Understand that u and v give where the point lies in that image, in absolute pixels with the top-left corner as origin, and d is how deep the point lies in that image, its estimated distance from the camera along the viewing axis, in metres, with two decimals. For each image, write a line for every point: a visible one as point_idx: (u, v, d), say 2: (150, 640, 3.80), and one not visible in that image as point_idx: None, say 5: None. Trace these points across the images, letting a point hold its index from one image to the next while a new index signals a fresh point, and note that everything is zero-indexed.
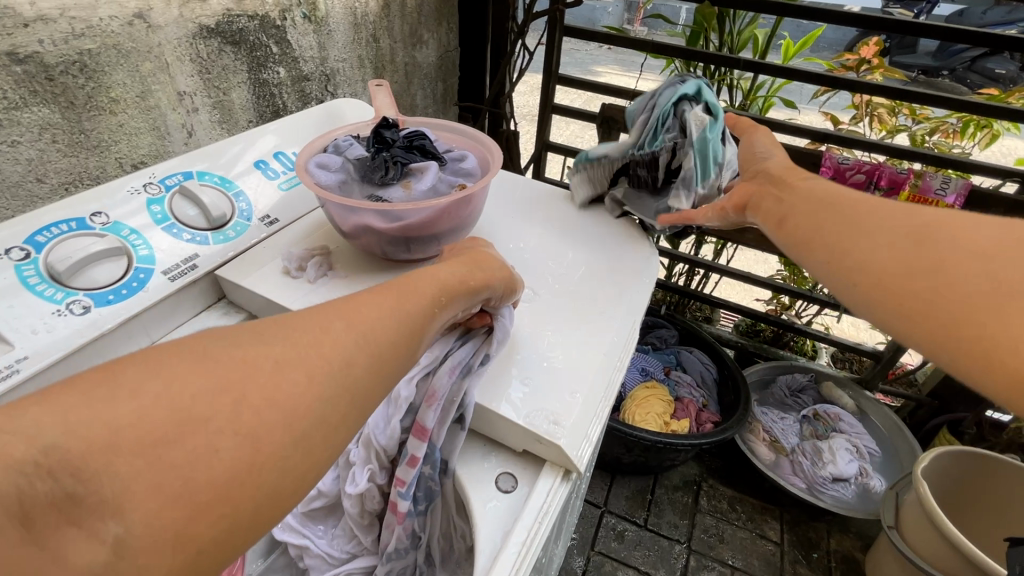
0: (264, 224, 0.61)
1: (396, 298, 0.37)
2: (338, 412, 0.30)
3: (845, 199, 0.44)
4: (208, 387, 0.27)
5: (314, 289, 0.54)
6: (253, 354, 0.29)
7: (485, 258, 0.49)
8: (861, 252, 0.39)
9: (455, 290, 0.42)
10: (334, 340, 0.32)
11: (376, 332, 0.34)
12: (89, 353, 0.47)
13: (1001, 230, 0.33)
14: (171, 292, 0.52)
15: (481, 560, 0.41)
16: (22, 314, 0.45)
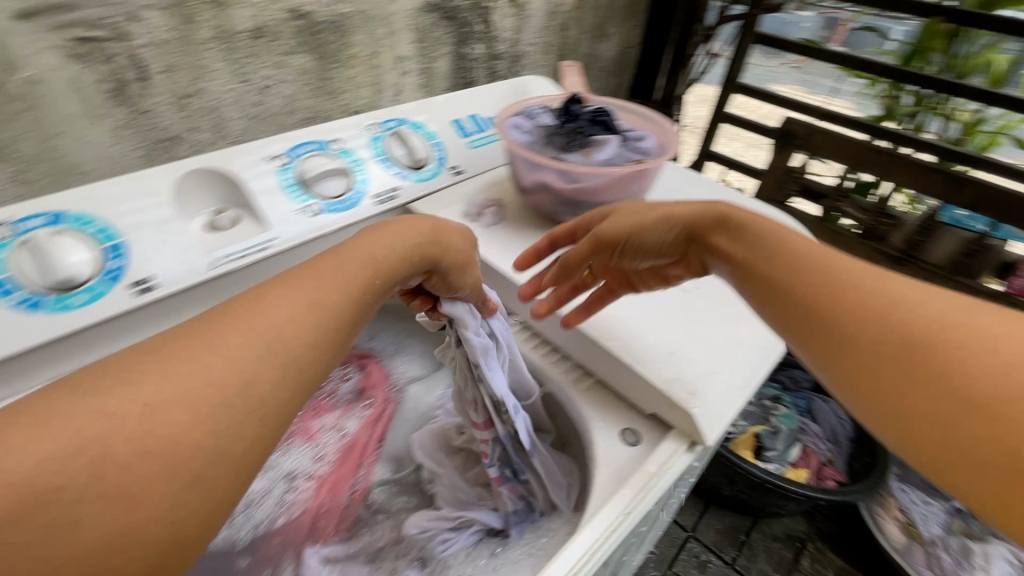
0: (453, 173, 0.69)
1: (310, 293, 0.34)
2: (247, 436, 0.28)
3: (787, 253, 0.39)
4: (64, 446, 0.23)
5: (486, 232, 0.61)
6: (116, 404, 0.25)
7: (446, 236, 0.46)
8: (850, 355, 0.33)
9: (381, 261, 0.39)
10: (214, 361, 0.28)
11: (270, 336, 0.30)
12: (313, 247, 0.59)
13: (977, 358, 0.28)
14: (374, 213, 0.62)
15: (598, 495, 0.44)
16: (277, 206, 0.57)
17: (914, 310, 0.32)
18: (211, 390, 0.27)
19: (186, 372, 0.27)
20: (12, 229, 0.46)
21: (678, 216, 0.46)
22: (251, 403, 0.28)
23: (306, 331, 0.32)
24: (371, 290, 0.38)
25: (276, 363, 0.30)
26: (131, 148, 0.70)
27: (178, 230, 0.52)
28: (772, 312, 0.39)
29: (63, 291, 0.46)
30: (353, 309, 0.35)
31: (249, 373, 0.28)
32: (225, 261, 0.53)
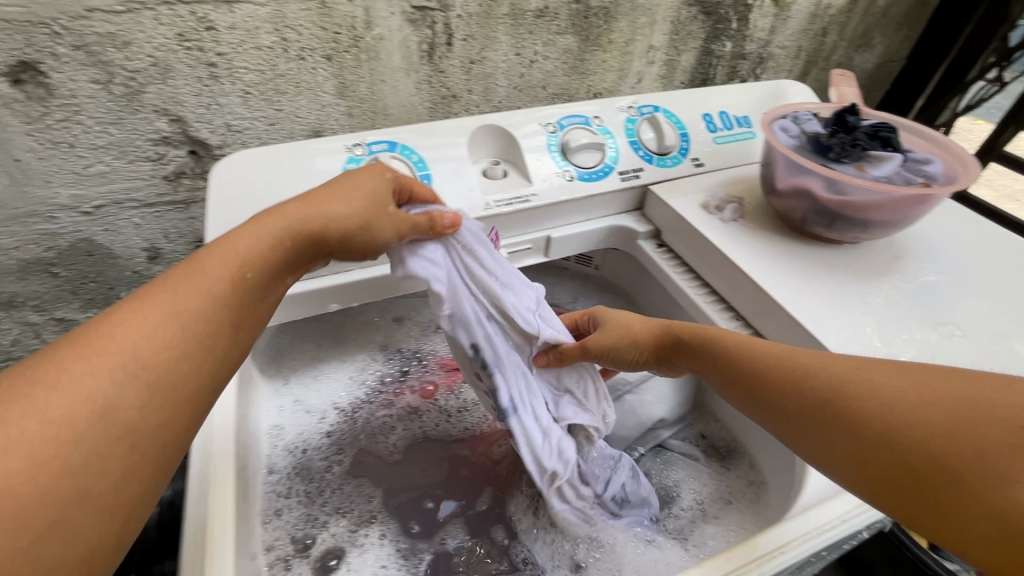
0: (694, 164, 0.71)
1: (175, 313, 0.35)
2: (111, 467, 0.30)
3: (748, 358, 0.47)
4: None
5: (724, 227, 0.62)
6: None
7: (323, 209, 0.44)
8: (805, 420, 0.42)
9: (243, 257, 0.39)
10: (55, 400, 0.29)
11: (107, 359, 0.31)
12: (561, 208, 0.66)
13: (909, 410, 0.37)
14: (617, 189, 0.68)
15: (807, 498, 0.48)
16: (542, 166, 0.66)
17: (841, 375, 0.41)
18: (59, 434, 0.29)
19: (15, 421, 0.28)
20: (365, 150, 0.61)
21: (660, 325, 0.55)
22: (104, 439, 0.30)
23: (169, 355, 0.33)
24: (246, 285, 0.39)
25: (111, 385, 0.31)
26: (423, 100, 0.84)
27: (468, 172, 0.63)
28: (763, 411, 0.45)
29: None
30: (221, 322, 0.37)
31: (106, 401, 0.31)
32: (497, 205, 0.63)
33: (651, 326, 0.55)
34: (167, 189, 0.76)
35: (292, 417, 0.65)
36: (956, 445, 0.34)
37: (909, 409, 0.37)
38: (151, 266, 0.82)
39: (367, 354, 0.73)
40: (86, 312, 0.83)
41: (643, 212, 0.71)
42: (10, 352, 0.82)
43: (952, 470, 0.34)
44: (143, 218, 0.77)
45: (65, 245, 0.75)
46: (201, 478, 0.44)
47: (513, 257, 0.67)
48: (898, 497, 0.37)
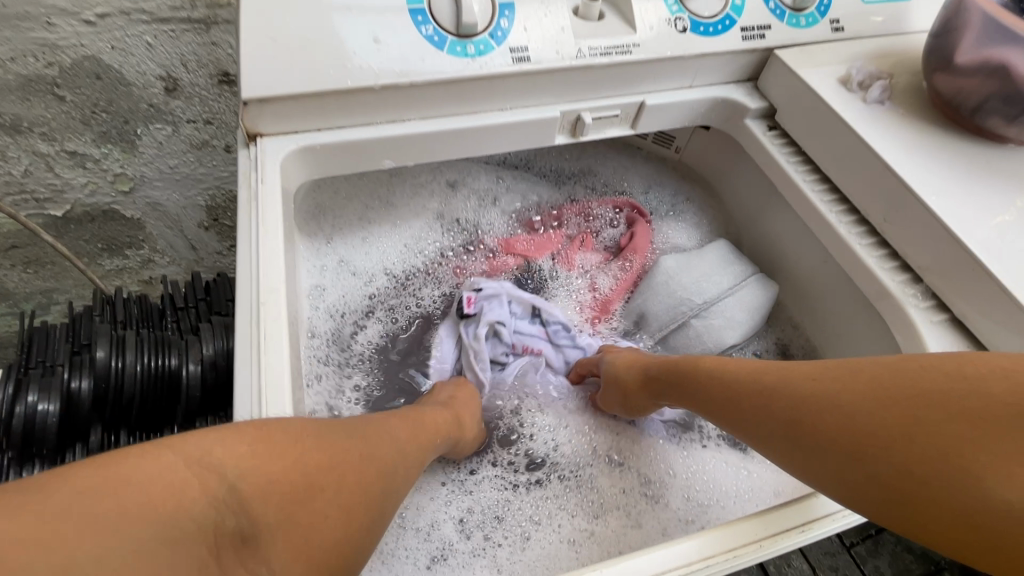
0: (832, 28, 0.57)
1: (403, 421, 0.42)
2: (381, 507, 0.34)
3: (727, 379, 0.43)
4: (311, 462, 0.30)
5: (866, 109, 0.51)
6: (338, 448, 0.33)
7: (462, 415, 0.51)
8: (783, 441, 0.38)
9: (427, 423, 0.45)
10: (378, 444, 0.36)
11: (380, 447, 0.36)
12: (664, 67, 0.54)
13: (870, 414, 0.33)
14: (735, 50, 0.55)
15: None
16: (651, 9, 0.52)
17: (799, 391, 0.37)
18: (375, 469, 0.35)
19: (366, 440, 0.35)
20: None
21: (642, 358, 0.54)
22: (389, 482, 0.36)
23: (405, 443, 0.40)
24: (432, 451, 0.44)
25: (376, 468, 0.35)
26: None
27: (559, 6, 0.50)
28: (751, 436, 0.41)
29: (461, 36, 0.47)
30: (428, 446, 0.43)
31: (387, 457, 0.36)
32: (592, 53, 0.50)
33: (636, 358, 0.55)
34: (182, 1, 0.63)
35: (334, 278, 0.59)
36: (919, 449, 0.31)
37: (865, 409, 0.33)
38: (167, 99, 0.71)
39: (421, 221, 0.65)
40: (101, 147, 0.74)
41: (756, 83, 0.59)
42: (23, 184, 0.75)
43: (921, 477, 0.30)
44: (155, 38, 0.65)
45: (68, 62, 0.64)
46: (256, 339, 0.39)
47: (596, 126, 0.56)
48: (888, 512, 0.32)
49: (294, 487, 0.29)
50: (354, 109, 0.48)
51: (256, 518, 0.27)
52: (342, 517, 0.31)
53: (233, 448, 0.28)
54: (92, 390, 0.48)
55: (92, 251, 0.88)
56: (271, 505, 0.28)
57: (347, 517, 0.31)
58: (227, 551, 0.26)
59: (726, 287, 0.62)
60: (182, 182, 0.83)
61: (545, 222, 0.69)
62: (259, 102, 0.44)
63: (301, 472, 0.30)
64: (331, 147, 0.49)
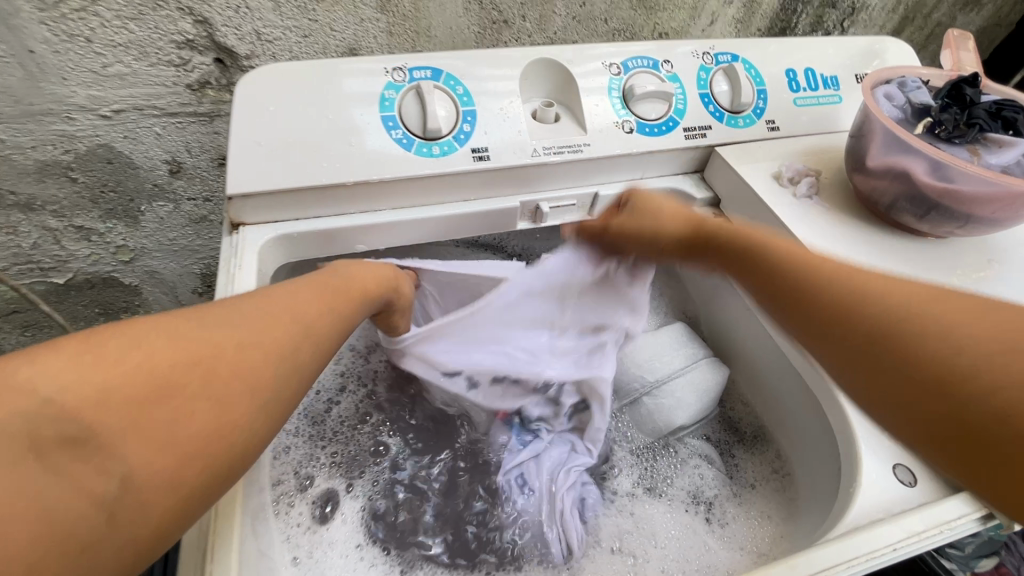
0: (767, 128, 0.63)
1: (326, 289, 0.41)
2: (284, 380, 0.34)
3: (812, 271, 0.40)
4: (166, 360, 0.30)
5: (796, 204, 0.56)
6: (199, 336, 0.32)
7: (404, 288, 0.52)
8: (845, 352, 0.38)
9: (353, 295, 0.43)
10: (265, 318, 0.35)
11: (258, 329, 0.34)
12: (616, 163, 0.60)
13: (972, 342, 0.33)
14: (680, 147, 0.61)
15: (858, 512, 0.43)
16: (601, 113, 0.59)
17: (896, 301, 0.36)
18: (267, 343, 0.34)
19: (243, 317, 0.34)
20: (406, 76, 0.55)
21: (680, 224, 0.51)
22: (292, 359, 0.35)
23: (320, 317, 0.38)
24: (354, 307, 0.43)
25: (260, 351, 0.33)
26: (470, 23, 0.74)
27: (516, 112, 0.57)
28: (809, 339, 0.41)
29: (427, 138, 0.54)
30: (343, 314, 0.41)
31: (298, 325, 0.36)
32: (546, 152, 0.57)
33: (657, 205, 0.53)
34: (190, 99, 0.71)
35: None
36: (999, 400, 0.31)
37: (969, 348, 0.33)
38: (172, 179, 0.78)
39: None
40: (105, 222, 0.80)
41: (703, 175, 0.64)
42: (30, 255, 0.80)
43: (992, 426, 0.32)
44: (164, 128, 0.72)
45: (83, 148, 0.71)
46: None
47: (554, 212, 0.61)
48: (950, 446, 0.34)
49: (154, 388, 0.29)
50: (329, 202, 0.53)
51: (93, 423, 0.27)
52: (215, 407, 0.31)
53: (53, 365, 0.27)
54: None
55: (88, 315, 0.92)
56: (113, 413, 0.27)
57: (241, 395, 0.32)
58: (55, 451, 0.26)
59: (678, 367, 0.64)
60: (180, 252, 0.88)
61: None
62: (243, 196, 0.50)
63: (133, 377, 0.28)
64: (305, 235, 0.53)
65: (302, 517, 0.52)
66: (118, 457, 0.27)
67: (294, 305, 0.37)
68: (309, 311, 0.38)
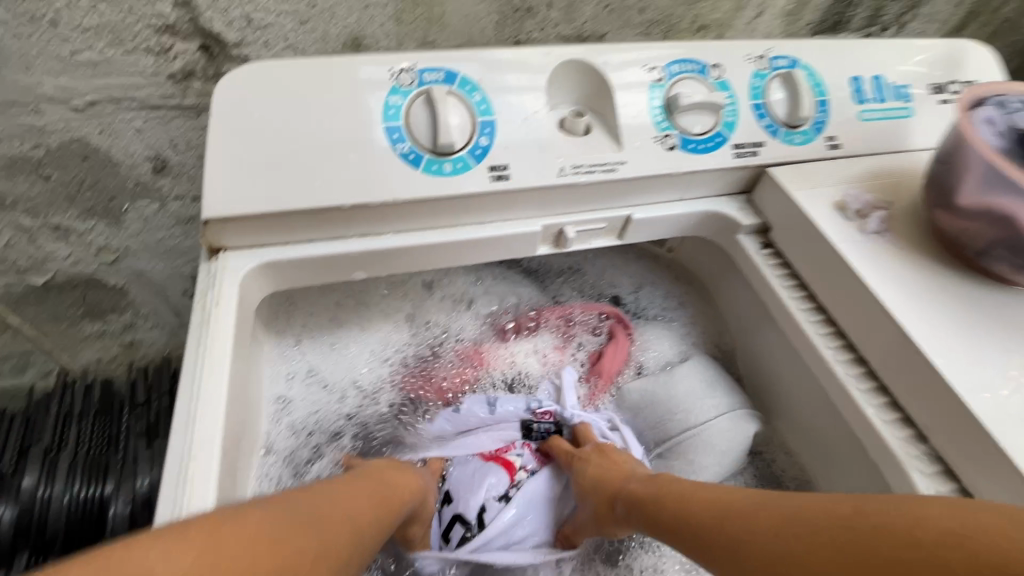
0: (829, 145, 0.55)
1: (370, 494, 0.44)
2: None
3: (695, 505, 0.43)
4: (263, 562, 0.30)
5: (862, 241, 0.48)
6: (287, 533, 0.33)
7: (428, 498, 0.54)
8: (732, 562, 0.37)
9: (392, 507, 0.46)
10: (335, 521, 0.37)
11: (327, 532, 0.36)
12: (653, 183, 0.52)
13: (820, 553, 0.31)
14: (728, 166, 0.53)
15: None
16: (640, 125, 0.51)
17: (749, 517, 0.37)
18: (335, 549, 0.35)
19: (321, 518, 0.36)
20: (414, 78, 0.47)
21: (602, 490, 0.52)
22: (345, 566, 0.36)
23: (369, 522, 0.41)
24: (391, 523, 0.45)
25: (327, 558, 0.34)
26: (489, 11, 0.65)
27: (542, 123, 0.49)
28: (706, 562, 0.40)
29: (437, 154, 0.46)
30: (381, 518, 0.43)
31: (352, 535, 0.38)
32: (575, 171, 0.49)
33: (599, 476, 0.54)
34: (174, 91, 0.63)
35: (302, 390, 0.57)
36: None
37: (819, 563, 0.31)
38: (156, 178, 0.70)
39: (389, 321, 0.62)
40: (85, 222, 0.73)
41: (751, 197, 0.56)
42: (3, 255, 0.74)
43: None
44: (145, 122, 0.65)
45: (55, 144, 0.64)
46: (175, 497, 0.36)
47: (580, 237, 0.54)
48: None
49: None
50: (324, 225, 0.46)
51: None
52: None
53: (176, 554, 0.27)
54: (17, 517, 0.49)
55: (72, 316, 0.85)
56: None
57: None
58: None
59: (690, 424, 0.59)
60: (168, 254, 0.80)
61: (520, 326, 0.66)
62: (222, 219, 0.43)
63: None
64: (296, 262, 0.46)
65: None
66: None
67: (352, 513, 0.40)
68: (359, 517, 0.40)
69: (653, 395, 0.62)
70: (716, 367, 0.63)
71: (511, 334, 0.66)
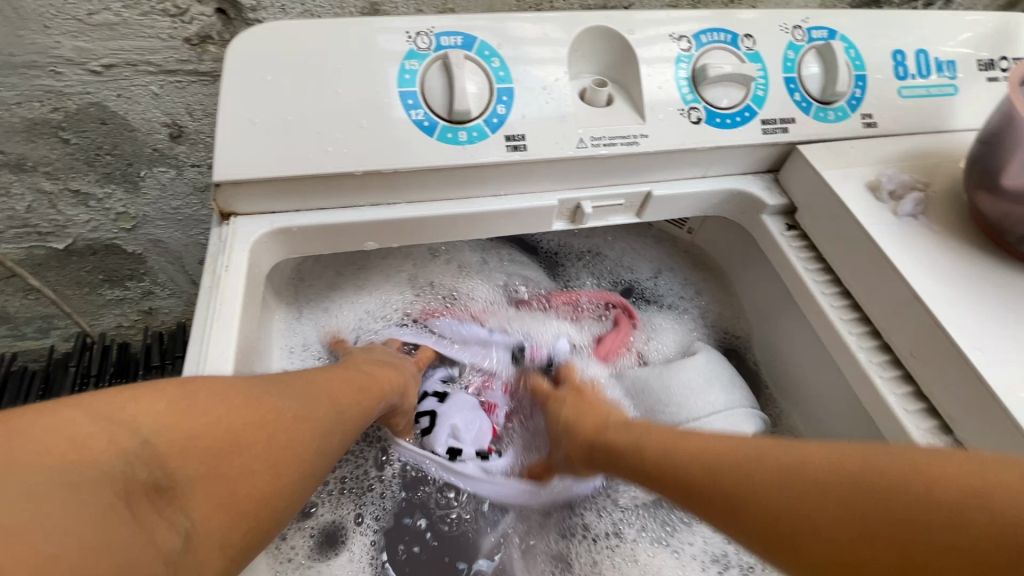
0: (864, 123, 0.52)
1: (346, 377, 0.45)
2: (316, 453, 0.37)
3: (685, 442, 0.41)
4: (233, 419, 0.32)
5: (895, 224, 0.46)
6: (261, 397, 0.35)
7: (411, 384, 0.54)
8: (716, 495, 0.36)
9: (376, 391, 0.47)
10: (309, 395, 0.39)
11: (302, 401, 0.38)
12: (675, 158, 0.50)
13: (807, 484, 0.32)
14: (755, 143, 0.50)
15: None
16: (665, 97, 0.49)
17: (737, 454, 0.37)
18: (311, 418, 0.37)
19: (295, 391, 0.38)
20: (432, 42, 0.45)
21: (580, 437, 0.51)
22: (323, 430, 0.38)
23: (348, 400, 0.43)
24: (372, 409, 0.46)
25: (302, 422, 0.36)
26: None
27: (563, 92, 0.47)
28: (689, 492, 0.38)
29: (452, 122, 0.45)
30: (360, 406, 0.44)
31: (329, 409, 0.40)
32: (594, 143, 0.47)
33: (574, 416, 0.53)
34: (190, 55, 0.62)
35: (304, 361, 0.56)
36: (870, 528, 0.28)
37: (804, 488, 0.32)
38: (173, 145, 0.70)
39: (390, 289, 0.62)
40: (104, 187, 0.74)
41: (777, 177, 0.54)
42: (26, 219, 0.75)
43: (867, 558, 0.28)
44: (162, 87, 0.64)
45: (74, 107, 0.64)
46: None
47: (596, 212, 0.52)
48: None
49: (226, 442, 0.31)
50: (336, 193, 0.45)
51: (173, 471, 0.28)
52: (268, 470, 0.33)
53: (150, 403, 0.29)
54: None
55: (93, 281, 0.86)
56: (190, 459, 0.29)
57: (288, 476, 0.35)
58: (141, 497, 0.27)
59: (682, 419, 0.56)
60: (184, 222, 0.81)
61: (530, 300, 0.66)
62: (233, 183, 0.42)
63: (216, 433, 0.31)
64: (306, 229, 0.46)
65: (296, 550, 0.50)
66: (182, 508, 0.29)
67: (330, 393, 0.41)
68: (336, 393, 0.42)
69: (647, 386, 0.60)
70: (729, 359, 0.61)
71: (521, 307, 0.66)
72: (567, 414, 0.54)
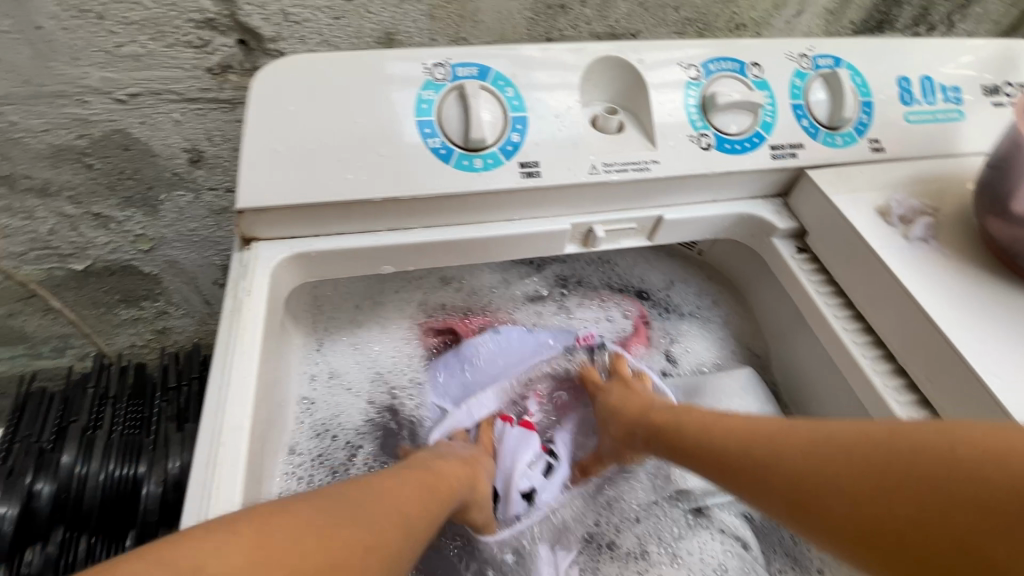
0: (871, 147, 0.53)
1: (415, 483, 0.43)
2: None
3: (728, 426, 0.44)
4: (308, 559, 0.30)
5: (906, 247, 0.46)
6: (333, 527, 0.33)
7: (481, 477, 0.53)
8: (750, 468, 0.40)
9: (441, 492, 0.45)
10: (380, 512, 0.37)
11: (374, 522, 0.35)
12: (686, 183, 0.51)
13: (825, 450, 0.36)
14: (765, 168, 0.51)
15: None
16: (675, 124, 0.50)
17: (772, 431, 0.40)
18: (382, 541, 0.35)
19: (366, 512, 0.36)
20: (448, 73, 0.47)
21: (627, 425, 0.54)
22: (395, 550, 0.36)
23: (415, 508, 0.41)
24: (442, 511, 0.45)
25: (374, 547, 0.34)
26: (523, 8, 0.64)
27: (575, 120, 0.48)
28: (728, 473, 0.42)
29: (468, 149, 0.46)
30: (429, 511, 0.42)
31: (399, 526, 0.37)
32: (606, 169, 0.48)
33: (621, 406, 0.56)
34: (211, 84, 0.64)
35: (324, 392, 0.56)
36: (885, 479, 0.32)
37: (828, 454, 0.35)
38: (192, 169, 0.72)
39: (406, 316, 0.62)
40: (124, 211, 0.75)
41: (786, 200, 0.55)
42: (47, 241, 0.77)
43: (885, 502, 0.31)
44: (183, 115, 0.66)
45: (98, 134, 0.66)
46: (198, 509, 0.35)
47: (608, 236, 0.53)
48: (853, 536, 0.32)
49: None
50: (355, 218, 0.46)
51: None
52: None
53: (228, 553, 0.28)
54: (53, 494, 0.50)
55: (109, 302, 0.88)
56: None
57: None
58: None
59: None
60: (200, 244, 0.82)
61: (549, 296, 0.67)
62: (255, 210, 0.43)
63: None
64: (325, 254, 0.47)
65: None
66: None
67: (399, 504, 0.39)
68: (406, 501, 0.40)
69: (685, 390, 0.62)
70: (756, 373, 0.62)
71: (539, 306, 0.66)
72: (617, 406, 0.57)
